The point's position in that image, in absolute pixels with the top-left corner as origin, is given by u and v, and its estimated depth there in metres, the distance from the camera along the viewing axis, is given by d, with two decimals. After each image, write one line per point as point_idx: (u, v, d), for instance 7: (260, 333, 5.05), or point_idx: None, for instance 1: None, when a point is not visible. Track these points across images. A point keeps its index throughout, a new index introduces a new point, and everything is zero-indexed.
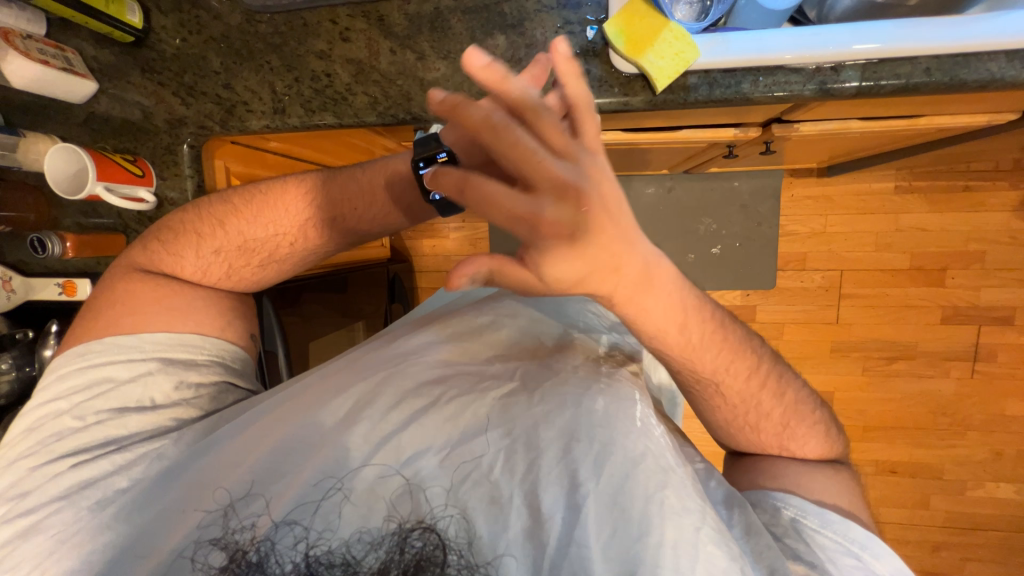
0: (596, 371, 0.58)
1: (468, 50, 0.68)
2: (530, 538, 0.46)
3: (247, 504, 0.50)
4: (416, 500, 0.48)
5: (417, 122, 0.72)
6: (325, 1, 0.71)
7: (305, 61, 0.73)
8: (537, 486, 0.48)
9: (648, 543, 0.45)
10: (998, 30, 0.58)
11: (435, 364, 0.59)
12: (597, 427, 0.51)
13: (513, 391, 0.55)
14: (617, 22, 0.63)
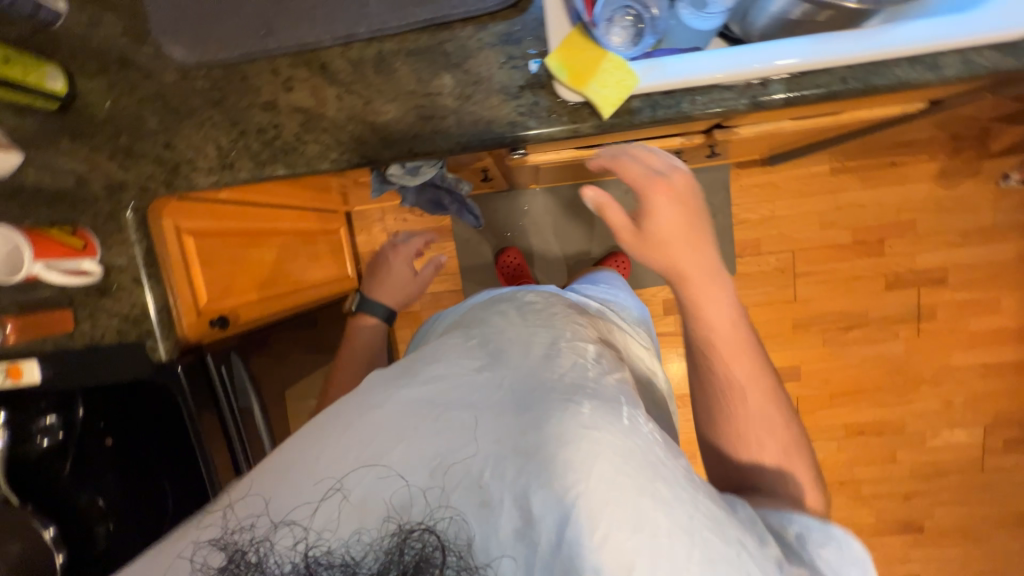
0: (587, 374, 0.60)
1: (416, 92, 0.69)
2: (523, 537, 0.49)
3: (247, 505, 0.54)
4: (409, 503, 0.52)
5: (374, 164, 0.72)
6: (264, 52, 0.69)
7: (249, 113, 0.71)
8: (527, 489, 0.50)
9: (638, 532, 0.48)
10: (902, 35, 0.64)
11: (429, 382, 0.60)
12: (582, 426, 0.52)
13: (504, 400, 0.57)
14: (559, 56, 0.65)
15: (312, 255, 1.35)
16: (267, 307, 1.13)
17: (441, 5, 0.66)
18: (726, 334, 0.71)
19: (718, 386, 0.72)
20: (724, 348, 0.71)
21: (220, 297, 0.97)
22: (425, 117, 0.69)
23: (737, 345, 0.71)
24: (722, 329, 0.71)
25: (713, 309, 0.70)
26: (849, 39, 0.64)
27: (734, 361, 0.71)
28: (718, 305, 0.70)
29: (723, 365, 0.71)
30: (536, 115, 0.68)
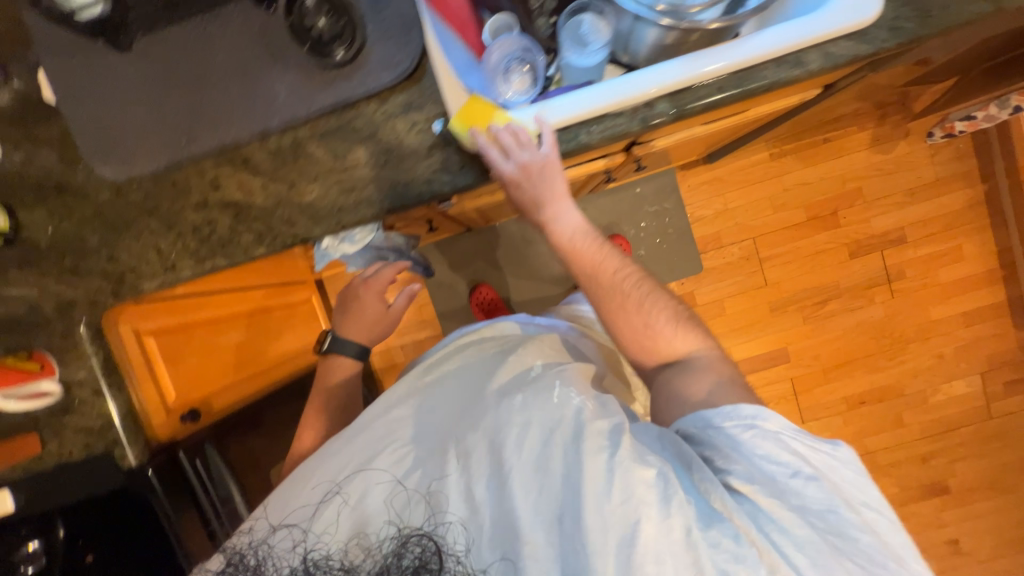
0: (526, 377, 0.78)
1: (335, 169, 0.73)
2: (478, 515, 0.65)
3: (260, 518, 0.74)
4: (393, 504, 0.69)
5: (307, 241, 0.76)
6: (188, 158, 0.74)
7: (183, 216, 0.75)
8: (478, 477, 0.67)
9: (568, 493, 0.62)
10: (765, 39, 0.69)
11: (411, 412, 0.80)
12: (513, 414, 0.70)
13: (464, 412, 0.76)
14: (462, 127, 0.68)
15: (291, 325, 1.36)
16: (244, 389, 1.14)
17: (343, 87, 0.71)
18: (622, 281, 0.83)
19: (633, 324, 0.83)
20: (628, 294, 0.83)
21: (190, 390, 0.98)
22: (347, 190, 0.74)
23: (633, 288, 0.83)
24: (618, 280, 0.83)
25: (603, 264, 0.82)
26: (728, 44, 0.69)
27: (639, 300, 0.83)
28: (603, 255, 0.82)
29: (634, 307, 0.83)
30: (450, 170, 0.72)
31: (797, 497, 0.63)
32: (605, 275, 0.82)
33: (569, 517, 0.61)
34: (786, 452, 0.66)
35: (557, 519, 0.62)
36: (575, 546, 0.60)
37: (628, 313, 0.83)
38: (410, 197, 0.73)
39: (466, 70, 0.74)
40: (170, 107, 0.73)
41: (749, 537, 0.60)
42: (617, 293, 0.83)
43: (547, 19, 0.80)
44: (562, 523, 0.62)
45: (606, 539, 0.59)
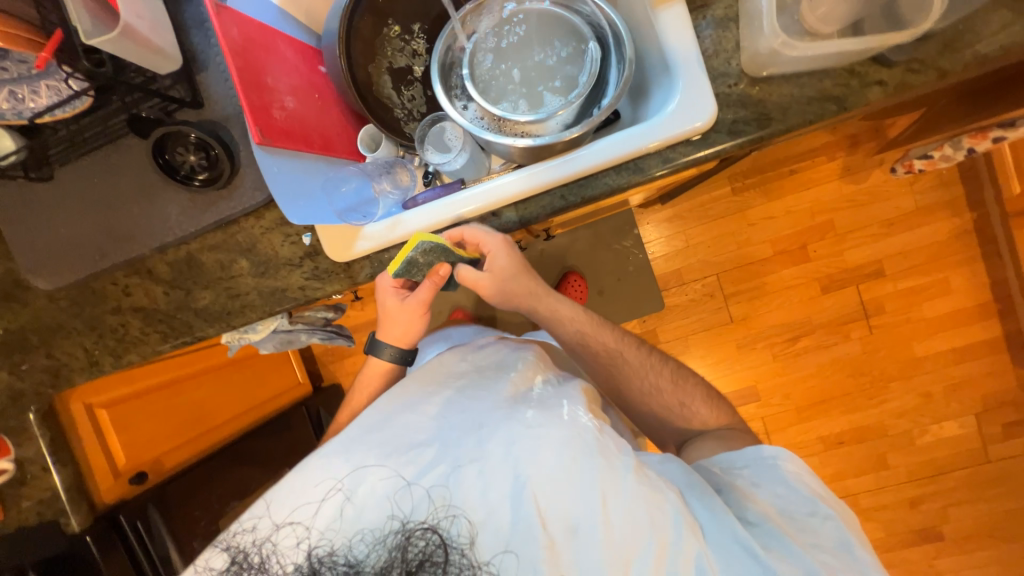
0: (529, 394, 0.77)
1: (222, 277, 0.82)
2: (493, 522, 0.64)
3: (256, 513, 0.70)
4: (399, 508, 0.66)
5: (206, 339, 0.85)
6: (102, 270, 0.84)
7: (102, 319, 0.86)
8: (494, 482, 0.66)
9: (577, 500, 0.64)
10: (602, 147, 0.70)
11: (422, 410, 0.74)
12: (528, 428, 0.69)
13: (476, 421, 0.71)
14: (403, 249, 0.72)
15: (256, 373, 1.48)
16: (200, 443, 1.25)
17: (223, 207, 0.79)
18: (608, 339, 0.85)
19: (624, 374, 0.85)
20: (617, 351, 0.85)
21: (142, 453, 1.11)
22: (234, 296, 0.82)
23: (621, 344, 0.86)
24: (603, 337, 0.85)
25: (594, 324, 0.86)
26: (568, 156, 0.71)
27: (626, 356, 0.85)
28: (591, 319, 0.86)
29: (622, 362, 0.85)
30: (320, 277, 0.79)
31: (816, 534, 0.68)
32: (598, 334, 0.85)
33: (579, 522, 0.64)
34: (807, 489, 0.72)
35: (569, 525, 0.64)
36: (579, 551, 0.63)
37: (617, 367, 0.85)
38: (287, 302, 0.80)
39: (324, 190, 0.75)
40: (86, 227, 0.83)
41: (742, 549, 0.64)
42: (608, 352, 0.85)
43: (417, 121, 0.84)
44: (572, 528, 0.64)
45: (609, 541, 0.63)
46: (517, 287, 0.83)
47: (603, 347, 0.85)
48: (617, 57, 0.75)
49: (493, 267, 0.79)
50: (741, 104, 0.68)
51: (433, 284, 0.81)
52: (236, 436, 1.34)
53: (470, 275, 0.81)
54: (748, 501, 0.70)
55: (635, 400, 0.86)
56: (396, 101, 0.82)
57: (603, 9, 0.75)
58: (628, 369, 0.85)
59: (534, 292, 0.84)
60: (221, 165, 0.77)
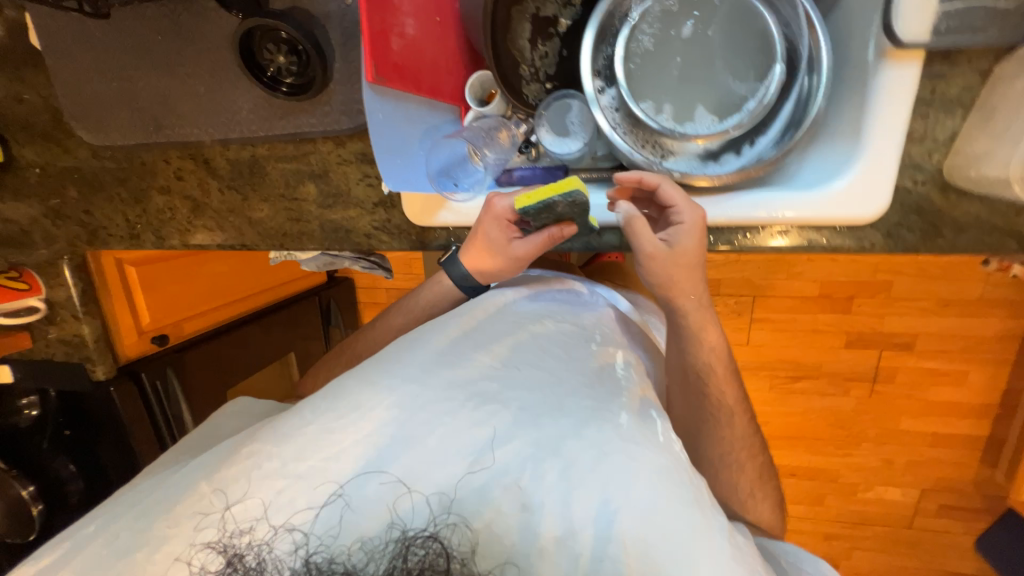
0: (612, 374, 0.61)
1: (284, 195, 0.75)
2: (551, 552, 0.47)
3: (246, 507, 0.49)
4: (421, 507, 0.48)
5: (254, 250, 0.80)
6: (155, 144, 0.76)
7: (149, 195, 0.80)
8: (569, 497, 0.48)
9: (664, 541, 0.46)
10: (747, 200, 0.62)
11: (480, 376, 0.56)
12: (618, 436, 0.52)
13: (547, 404, 0.54)
14: (546, 187, 0.56)
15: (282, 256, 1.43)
16: (218, 316, 1.25)
17: (302, 121, 0.69)
18: (727, 387, 0.67)
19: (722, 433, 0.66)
20: (732, 403, 0.67)
21: (165, 316, 1.11)
22: (293, 219, 0.76)
23: (736, 403, 0.68)
24: (725, 380, 0.67)
25: (723, 364, 0.66)
26: (709, 199, 0.63)
27: (737, 418, 0.68)
28: (722, 355, 0.67)
29: (730, 419, 0.67)
30: (389, 231, 0.73)
31: None
32: (723, 374, 0.66)
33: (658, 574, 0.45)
34: None
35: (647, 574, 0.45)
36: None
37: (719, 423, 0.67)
38: (349, 245, 0.75)
39: (421, 145, 0.66)
40: (143, 90, 0.73)
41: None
42: (723, 399, 0.66)
43: (541, 85, 0.70)
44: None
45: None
46: (677, 276, 0.61)
47: (717, 392, 0.67)
48: (799, 93, 0.63)
49: (675, 244, 0.60)
50: (915, 208, 0.59)
51: (548, 241, 0.64)
52: (254, 314, 1.35)
53: (640, 230, 0.60)
54: None
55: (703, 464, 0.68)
56: (527, 56, 0.68)
57: (811, 29, 0.60)
58: (720, 431, 0.67)
59: (695, 293, 0.63)
60: (312, 70, 0.65)
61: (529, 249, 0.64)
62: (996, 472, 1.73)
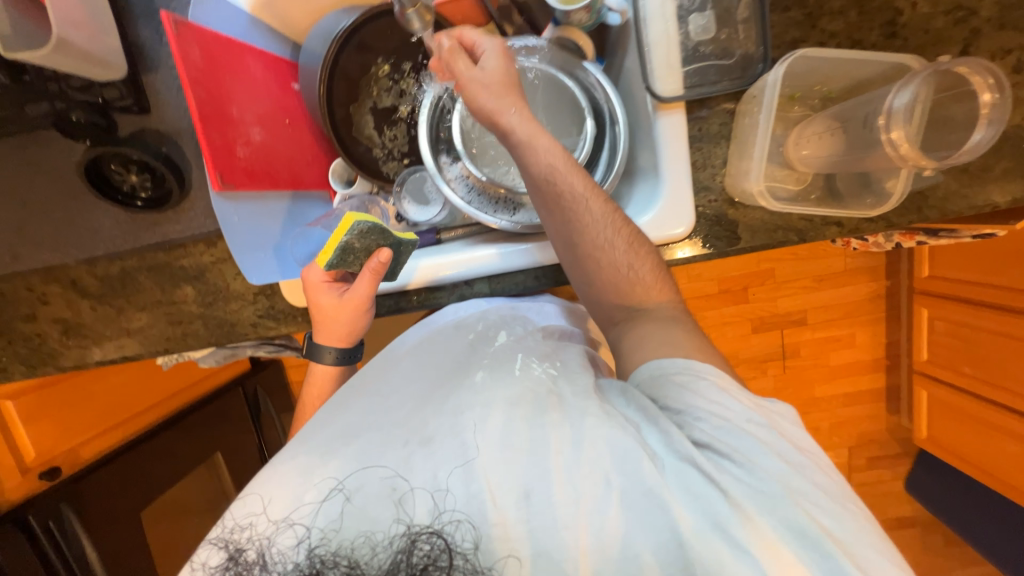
0: (486, 347, 0.65)
1: (162, 300, 0.75)
2: (542, 510, 0.43)
3: (245, 503, 0.48)
4: (424, 517, 0.44)
5: (136, 360, 0.78)
6: (13, 273, 0.74)
7: (12, 325, 0.77)
8: (487, 475, 0.45)
9: (539, 461, 0.45)
10: None
11: (353, 408, 0.55)
12: (475, 395, 0.52)
13: (416, 401, 0.55)
14: (336, 231, 0.60)
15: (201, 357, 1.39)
16: (128, 430, 1.17)
17: (169, 230, 0.72)
18: (563, 183, 0.59)
19: (594, 241, 0.59)
20: (584, 202, 0.59)
21: (59, 444, 1.05)
22: (175, 322, 0.76)
23: (588, 187, 0.59)
24: (553, 176, 0.59)
25: (558, 157, 0.59)
26: None
27: (593, 226, 0.59)
28: (553, 146, 0.59)
29: (592, 229, 0.59)
30: (275, 316, 0.75)
31: (862, 524, 0.43)
32: (558, 175, 0.59)
33: (539, 490, 0.44)
34: (810, 443, 0.48)
35: (519, 494, 0.44)
36: (547, 523, 0.43)
37: (581, 235, 0.59)
38: (236, 337, 0.76)
39: (286, 237, 0.70)
40: None
41: (770, 472, 0.43)
42: (562, 191, 0.59)
43: (399, 161, 0.79)
44: (530, 501, 0.44)
45: (611, 508, 0.43)
46: (502, 94, 0.60)
47: (564, 187, 0.59)
48: (610, 139, 0.74)
49: (484, 68, 0.60)
50: (715, 219, 0.71)
51: (368, 275, 0.64)
52: (176, 416, 1.27)
53: (460, 68, 0.60)
54: (735, 409, 0.47)
55: (630, 323, 0.59)
56: (378, 141, 0.77)
57: (605, 90, 0.74)
58: (608, 261, 0.59)
59: (516, 104, 0.60)
60: (167, 183, 0.69)
61: (355, 291, 0.65)
62: (901, 418, 1.93)
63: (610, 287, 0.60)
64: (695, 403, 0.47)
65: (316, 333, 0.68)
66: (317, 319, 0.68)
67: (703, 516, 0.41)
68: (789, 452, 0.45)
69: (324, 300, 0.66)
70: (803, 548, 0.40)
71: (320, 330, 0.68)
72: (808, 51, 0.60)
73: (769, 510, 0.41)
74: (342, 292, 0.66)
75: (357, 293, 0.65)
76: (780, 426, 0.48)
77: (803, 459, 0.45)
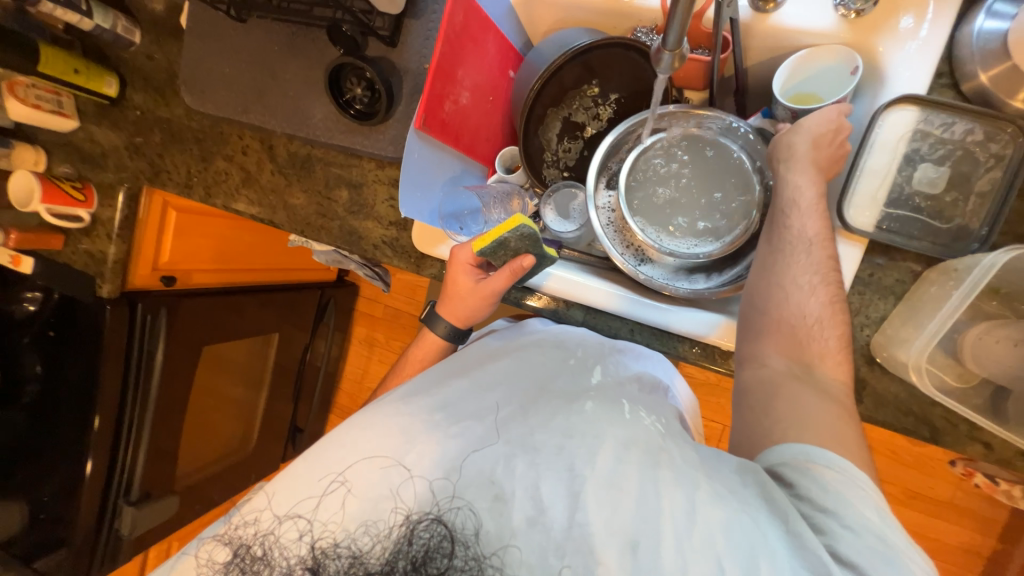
0: (586, 377, 0.62)
1: (321, 192, 0.87)
2: (639, 560, 0.44)
3: (252, 503, 0.54)
4: (518, 522, 0.47)
5: (277, 227, 0.90)
6: (236, 121, 0.91)
7: (215, 159, 0.94)
8: (580, 505, 0.47)
9: (649, 513, 0.46)
10: (702, 313, 0.69)
11: (452, 385, 0.60)
12: (584, 422, 0.53)
13: (517, 404, 0.56)
14: (498, 227, 0.63)
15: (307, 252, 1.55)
16: (224, 277, 1.33)
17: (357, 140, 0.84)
18: (793, 216, 0.58)
19: (797, 279, 0.56)
20: (808, 245, 0.56)
21: (182, 262, 1.20)
22: (320, 213, 0.87)
23: (818, 236, 0.57)
24: (788, 208, 0.59)
25: (804, 201, 0.58)
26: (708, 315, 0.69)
27: (800, 268, 0.56)
28: (807, 186, 0.59)
29: (797, 267, 0.56)
30: (396, 247, 0.82)
31: None
32: (796, 214, 0.58)
33: (646, 542, 0.44)
34: None
35: (625, 544, 0.45)
36: None
37: (791, 267, 0.56)
38: (357, 248, 0.84)
39: (444, 191, 0.77)
40: (246, 79, 0.90)
41: None
42: (798, 229, 0.57)
43: (559, 171, 0.84)
44: (636, 553, 0.44)
45: None
46: (818, 143, 0.60)
47: (794, 223, 0.58)
48: None
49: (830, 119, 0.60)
50: None
51: (506, 273, 0.68)
52: (263, 287, 1.42)
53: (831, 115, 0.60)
54: (886, 538, 0.42)
55: (787, 384, 0.51)
56: (552, 146, 0.84)
57: None
58: (797, 303, 0.55)
59: (827, 161, 0.60)
60: (378, 106, 0.80)
61: (486, 284, 0.70)
62: None
63: (785, 329, 0.55)
64: (843, 505, 0.43)
65: (440, 306, 0.75)
66: (444, 295, 0.74)
67: None
68: None
69: (456, 282, 0.72)
70: None
71: (443, 305, 0.75)
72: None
73: None
74: (475, 278, 0.72)
75: (488, 287, 0.70)
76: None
77: None
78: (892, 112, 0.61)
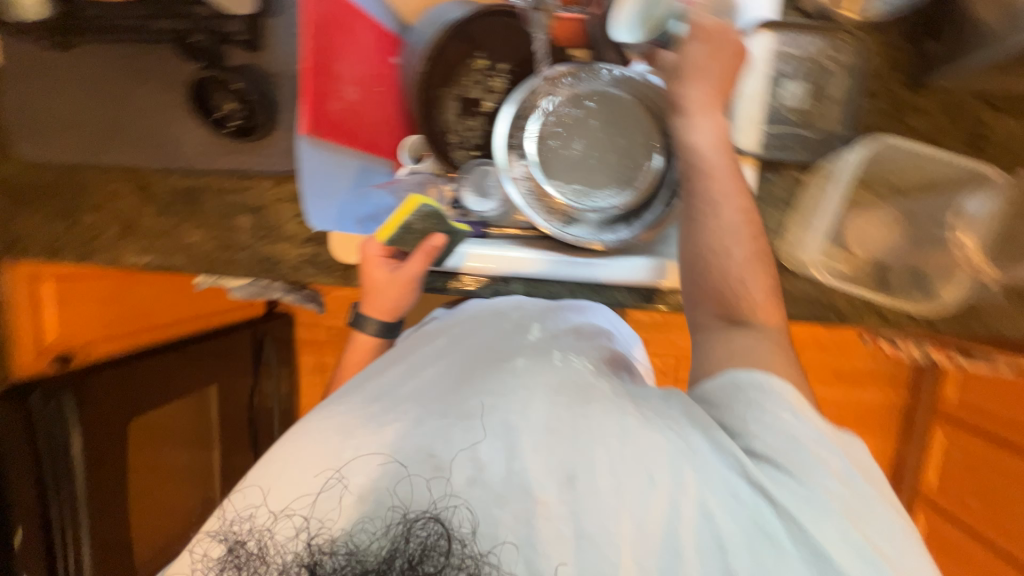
0: (522, 337, 0.62)
1: (219, 224, 0.79)
2: (579, 499, 0.47)
3: (243, 496, 0.51)
4: (474, 487, 0.48)
5: (177, 273, 0.81)
6: (95, 165, 0.80)
7: (79, 212, 0.81)
8: (526, 462, 0.48)
9: (586, 449, 0.48)
10: (628, 260, 0.74)
11: (384, 375, 0.58)
12: (517, 379, 0.54)
13: (456, 382, 0.56)
14: (399, 210, 0.63)
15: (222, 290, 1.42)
16: (133, 341, 1.17)
17: (245, 159, 0.77)
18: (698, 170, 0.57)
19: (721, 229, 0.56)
20: (716, 188, 0.56)
21: (76, 334, 1.04)
22: (223, 246, 0.79)
23: (727, 178, 0.56)
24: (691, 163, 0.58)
25: (704, 147, 0.57)
26: (632, 258, 0.74)
27: (719, 218, 0.56)
28: (705, 131, 0.57)
29: (713, 214, 0.56)
30: (317, 264, 0.77)
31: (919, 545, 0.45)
32: (701, 163, 0.57)
33: (584, 476, 0.47)
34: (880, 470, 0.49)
35: (564, 479, 0.47)
36: (597, 508, 0.46)
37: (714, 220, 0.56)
38: (275, 275, 0.78)
39: (351, 193, 0.73)
40: (94, 116, 0.79)
41: (824, 489, 0.44)
42: (703, 177, 0.56)
43: (468, 151, 0.82)
44: (576, 485, 0.47)
45: (653, 501, 0.46)
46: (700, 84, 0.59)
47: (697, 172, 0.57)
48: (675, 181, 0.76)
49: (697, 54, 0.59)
50: None
51: (420, 256, 0.68)
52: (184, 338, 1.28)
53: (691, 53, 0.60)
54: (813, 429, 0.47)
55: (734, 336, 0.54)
56: (455, 127, 0.81)
57: None
58: (728, 259, 0.55)
59: (709, 95, 0.59)
60: (257, 118, 0.74)
61: (404, 271, 0.69)
62: None
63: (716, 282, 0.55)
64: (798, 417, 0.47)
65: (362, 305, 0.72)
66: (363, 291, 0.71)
67: (739, 519, 0.45)
68: (851, 478, 0.46)
69: (371, 275, 0.70)
70: (859, 560, 0.42)
71: (366, 303, 0.72)
72: (888, 138, 0.63)
73: (819, 522, 0.43)
74: (392, 268, 0.70)
75: (405, 273, 0.68)
76: (846, 450, 0.47)
77: (864, 486, 0.45)
78: (755, 38, 0.66)
